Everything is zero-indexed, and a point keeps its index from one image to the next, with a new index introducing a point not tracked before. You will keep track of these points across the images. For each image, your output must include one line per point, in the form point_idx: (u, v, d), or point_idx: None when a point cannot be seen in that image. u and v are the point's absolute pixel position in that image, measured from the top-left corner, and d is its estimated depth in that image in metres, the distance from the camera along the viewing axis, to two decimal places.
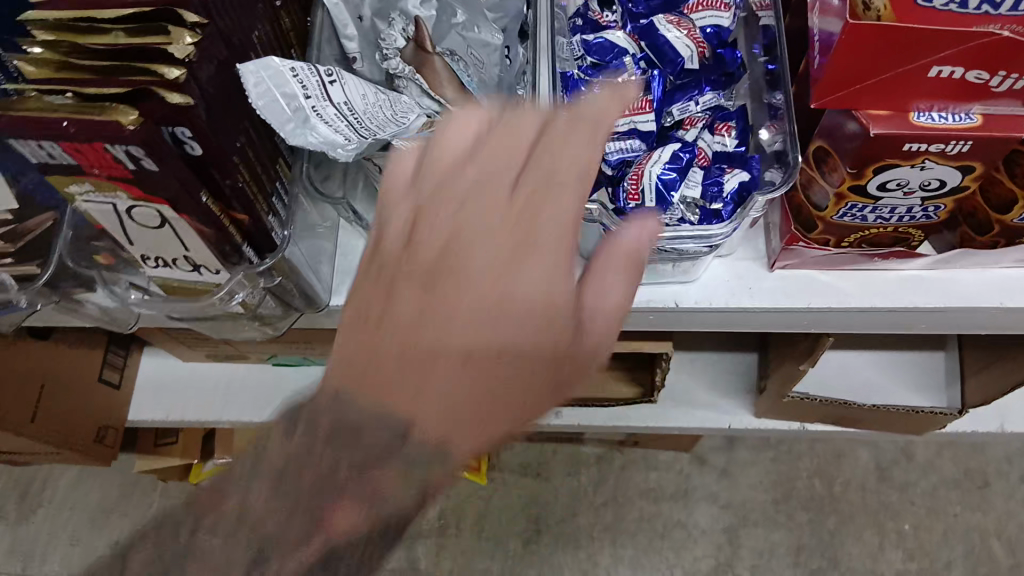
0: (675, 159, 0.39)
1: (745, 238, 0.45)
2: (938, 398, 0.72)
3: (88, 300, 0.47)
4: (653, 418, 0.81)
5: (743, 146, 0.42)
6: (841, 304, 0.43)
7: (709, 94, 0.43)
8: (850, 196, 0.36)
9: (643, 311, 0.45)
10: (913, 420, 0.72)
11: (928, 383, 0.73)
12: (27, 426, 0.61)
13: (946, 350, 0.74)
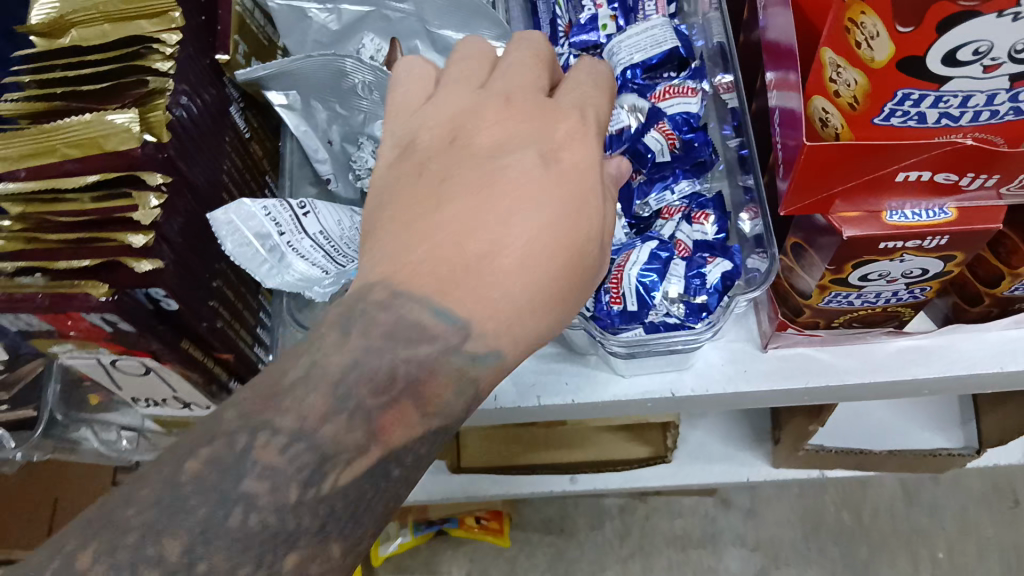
0: (653, 256, 0.39)
1: (736, 318, 0.45)
2: (955, 437, 0.71)
3: (84, 436, 0.47)
4: (673, 476, 0.79)
5: (724, 234, 0.41)
6: (840, 382, 0.42)
7: (683, 182, 0.43)
8: (834, 287, 0.35)
9: (640, 402, 0.44)
10: (933, 463, 0.71)
11: (944, 421, 0.72)
12: None
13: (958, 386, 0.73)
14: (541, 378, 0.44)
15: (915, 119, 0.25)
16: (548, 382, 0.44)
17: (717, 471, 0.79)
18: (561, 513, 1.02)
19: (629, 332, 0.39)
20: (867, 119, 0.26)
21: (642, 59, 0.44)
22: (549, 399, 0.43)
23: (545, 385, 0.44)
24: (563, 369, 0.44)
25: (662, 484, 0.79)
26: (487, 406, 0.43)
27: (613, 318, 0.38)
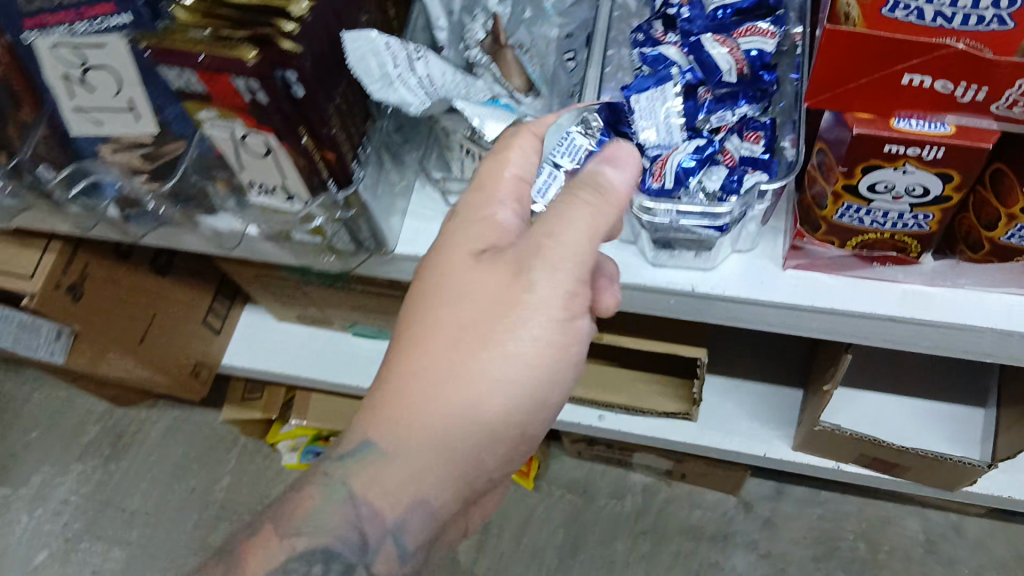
0: (698, 150, 0.45)
1: (766, 238, 0.50)
2: (969, 451, 0.73)
3: (203, 222, 0.56)
4: (694, 438, 0.84)
5: (769, 154, 0.47)
6: (842, 307, 0.47)
7: (745, 107, 0.48)
8: (846, 196, 0.41)
9: (664, 290, 0.50)
10: (945, 468, 0.73)
11: (962, 437, 0.74)
12: (136, 344, 0.81)
13: (987, 407, 0.75)
14: None
15: (915, 14, 0.33)
16: None
17: (738, 440, 0.84)
18: (586, 478, 1.24)
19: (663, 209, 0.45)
20: (877, 9, 0.33)
21: (733, 2, 0.50)
22: None
23: None
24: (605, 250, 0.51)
25: (686, 443, 0.84)
26: None
27: (653, 193, 0.45)
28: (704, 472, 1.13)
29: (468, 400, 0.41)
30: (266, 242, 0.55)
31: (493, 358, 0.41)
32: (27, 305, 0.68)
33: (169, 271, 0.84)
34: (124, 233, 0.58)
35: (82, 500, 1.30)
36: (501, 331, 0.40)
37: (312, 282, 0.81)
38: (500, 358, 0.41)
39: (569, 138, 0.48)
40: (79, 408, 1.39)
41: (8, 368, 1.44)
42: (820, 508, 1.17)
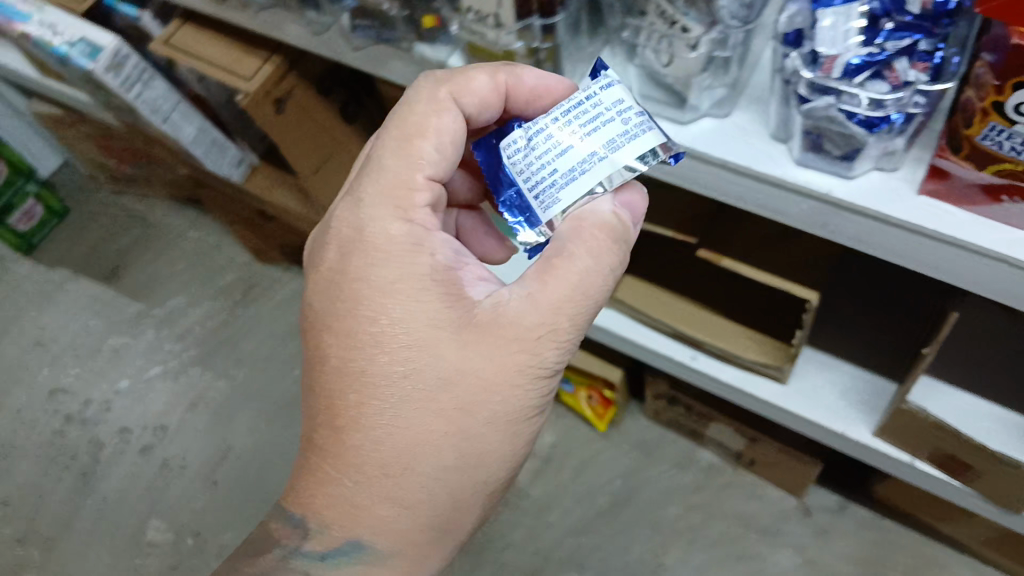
0: (868, 55, 0.48)
1: (910, 164, 0.54)
2: None
3: (417, 47, 0.65)
4: (777, 397, 0.88)
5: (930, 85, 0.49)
6: (959, 236, 0.51)
7: (922, 41, 0.49)
8: (993, 114, 0.45)
9: (800, 190, 0.55)
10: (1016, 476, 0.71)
11: None
12: (310, 173, 0.92)
13: None
14: (735, 142, 0.56)
15: None
16: (739, 147, 0.56)
17: (822, 412, 0.86)
18: (657, 440, 1.28)
19: (820, 99, 0.49)
20: None
21: None
22: (732, 157, 0.56)
23: (734, 149, 0.56)
24: (754, 144, 0.56)
25: (767, 399, 0.88)
26: (684, 141, 0.57)
27: (816, 84, 0.49)
28: (770, 462, 1.13)
29: (413, 451, 0.52)
30: (463, 77, 0.63)
31: (495, 427, 0.53)
32: (241, 101, 0.78)
33: (352, 121, 0.95)
34: (346, 44, 0.68)
35: (207, 333, 1.46)
36: (500, 400, 0.52)
37: None
38: (503, 417, 0.53)
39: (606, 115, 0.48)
40: (224, 255, 1.54)
41: (176, 207, 1.62)
42: (878, 534, 1.16)
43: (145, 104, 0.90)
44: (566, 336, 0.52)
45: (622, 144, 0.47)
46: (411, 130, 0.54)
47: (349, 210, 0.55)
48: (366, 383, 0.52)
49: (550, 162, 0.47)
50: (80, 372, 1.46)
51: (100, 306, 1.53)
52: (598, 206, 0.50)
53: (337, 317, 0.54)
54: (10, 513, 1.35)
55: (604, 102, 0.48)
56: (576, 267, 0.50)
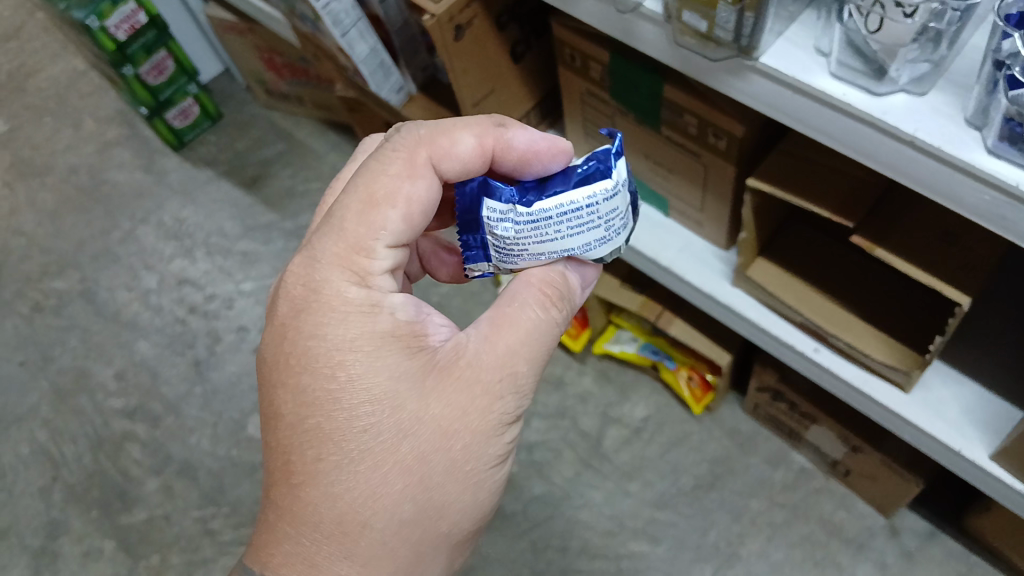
0: None
1: None
2: None
3: None
4: (897, 404, 0.85)
5: None
6: None
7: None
8: None
9: (988, 180, 0.53)
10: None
11: None
12: (471, 107, 0.94)
13: None
14: (928, 120, 0.55)
15: None
16: (930, 126, 0.55)
17: (940, 426, 0.83)
18: (751, 433, 1.27)
19: None
20: None
21: None
22: (922, 135, 0.55)
23: (926, 127, 0.55)
24: (947, 126, 0.55)
25: (885, 404, 0.85)
26: (873, 112, 0.56)
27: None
28: (868, 475, 1.11)
29: (380, 501, 0.55)
30: (657, 21, 0.65)
31: (458, 473, 0.57)
32: (426, 21, 0.81)
33: (519, 61, 0.97)
34: None
35: None
36: (462, 446, 0.56)
37: (626, 114, 0.92)
38: (465, 465, 0.57)
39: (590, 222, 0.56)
40: None
41: (320, 130, 1.68)
42: (966, 569, 1.13)
43: (329, 15, 0.94)
44: (523, 383, 0.58)
45: (596, 247, 0.58)
46: (379, 195, 0.56)
47: (303, 268, 0.58)
48: (326, 438, 0.55)
49: (527, 246, 0.57)
50: (208, 268, 1.54)
51: (235, 210, 1.61)
52: (550, 267, 0.60)
53: (291, 375, 0.56)
54: (127, 385, 1.45)
55: (601, 212, 0.55)
56: (528, 317, 0.58)
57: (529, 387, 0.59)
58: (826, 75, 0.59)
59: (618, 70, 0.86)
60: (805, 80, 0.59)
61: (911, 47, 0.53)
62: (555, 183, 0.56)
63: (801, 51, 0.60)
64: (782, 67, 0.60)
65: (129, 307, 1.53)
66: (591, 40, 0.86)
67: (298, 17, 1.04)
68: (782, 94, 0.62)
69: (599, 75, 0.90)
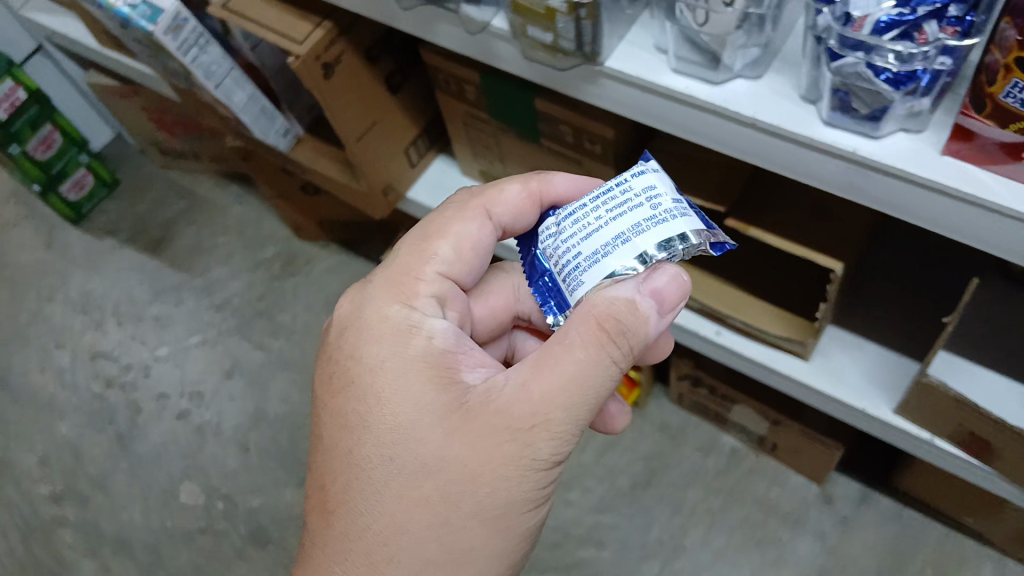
0: (900, 11, 0.48)
1: (935, 126, 0.55)
2: None
3: (462, 9, 0.67)
4: (801, 375, 0.88)
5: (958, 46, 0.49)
6: (985, 196, 0.52)
7: (953, 6, 0.49)
8: (1015, 70, 0.46)
9: (828, 149, 0.56)
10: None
11: None
12: (354, 142, 0.94)
13: None
14: (766, 102, 0.58)
15: None
16: (769, 107, 0.58)
17: (845, 390, 0.86)
18: (681, 425, 1.30)
19: (847, 57, 0.51)
20: None
21: None
22: (763, 116, 0.58)
23: (766, 108, 0.58)
24: (785, 105, 0.58)
25: (789, 376, 0.88)
26: (715, 100, 0.59)
27: (845, 40, 0.50)
28: (793, 447, 1.14)
29: (393, 540, 0.53)
30: (507, 38, 0.67)
31: (482, 518, 0.53)
32: (292, 63, 0.81)
33: (396, 92, 0.98)
34: (398, 4, 0.71)
35: (244, 305, 1.50)
36: (488, 491, 0.53)
37: (508, 131, 0.94)
38: (492, 511, 0.54)
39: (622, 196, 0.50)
40: (265, 230, 1.59)
41: (222, 184, 1.67)
42: (901, 526, 1.17)
43: (200, 68, 0.93)
44: (563, 430, 0.53)
45: (648, 226, 0.49)
46: (434, 230, 0.62)
47: (354, 298, 0.62)
48: (355, 465, 0.55)
49: (575, 248, 0.51)
50: (120, 337, 1.51)
51: (143, 275, 1.58)
52: (616, 293, 0.50)
53: (332, 396, 0.59)
54: (50, 468, 1.40)
55: (634, 188, 0.50)
56: (576, 355, 0.52)
57: (575, 435, 0.54)
58: (669, 72, 0.61)
59: (491, 90, 0.88)
60: (649, 79, 0.61)
61: (738, 37, 0.56)
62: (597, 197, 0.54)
63: (643, 52, 0.63)
64: (628, 69, 0.62)
65: (44, 387, 1.48)
66: (461, 64, 0.87)
67: (172, 74, 1.04)
68: (633, 92, 0.64)
69: (474, 96, 0.91)
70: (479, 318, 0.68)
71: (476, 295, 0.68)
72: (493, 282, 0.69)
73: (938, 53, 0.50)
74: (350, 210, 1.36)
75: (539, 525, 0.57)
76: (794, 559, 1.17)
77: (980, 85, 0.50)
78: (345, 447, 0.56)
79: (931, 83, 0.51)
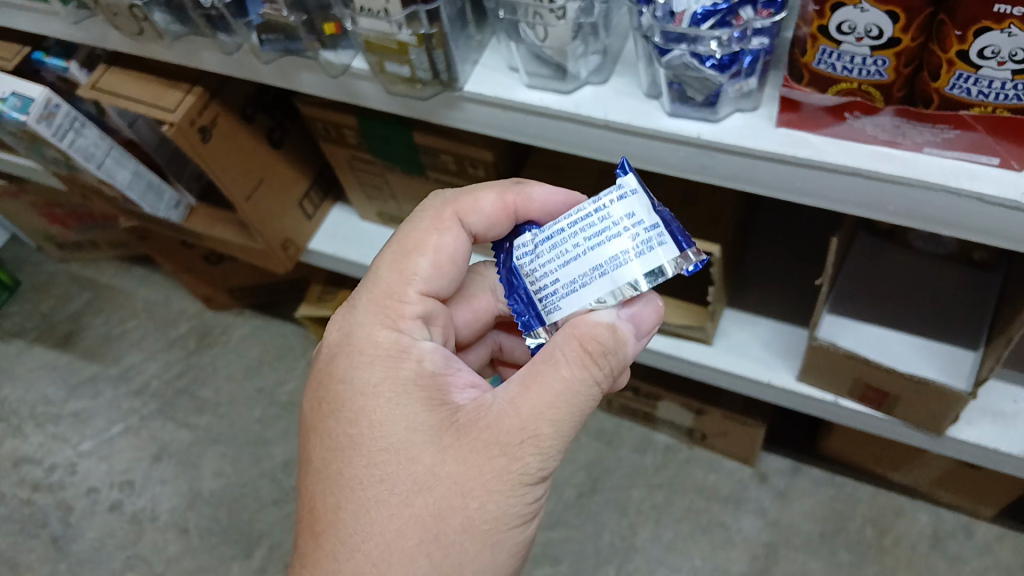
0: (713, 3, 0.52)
1: (768, 103, 0.60)
2: (958, 379, 0.77)
3: (321, 54, 0.69)
4: (708, 356, 0.91)
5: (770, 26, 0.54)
6: (820, 158, 0.56)
7: None
8: (821, 38, 0.51)
9: (674, 137, 0.61)
10: (928, 393, 0.76)
11: (954, 370, 0.78)
12: (244, 201, 0.95)
13: (978, 349, 0.79)
14: (614, 103, 0.62)
15: None
16: (617, 107, 0.62)
17: (749, 363, 0.90)
18: (614, 429, 1.33)
19: (674, 50, 0.55)
20: None
21: None
22: (613, 116, 0.62)
23: (614, 109, 0.62)
24: (631, 103, 0.62)
25: (697, 359, 0.92)
26: (569, 108, 0.63)
27: (669, 35, 0.54)
28: (721, 432, 1.18)
29: (383, 558, 0.53)
30: (368, 77, 0.69)
31: (472, 533, 0.54)
32: (167, 131, 0.82)
33: (279, 147, 1.00)
34: (258, 59, 0.74)
35: (164, 385, 1.48)
36: (478, 506, 0.54)
37: (394, 168, 0.96)
38: (483, 525, 0.54)
39: (597, 214, 0.51)
40: (175, 307, 1.58)
41: (124, 269, 1.66)
42: (835, 490, 1.21)
43: (79, 152, 0.93)
44: (549, 444, 0.54)
45: (626, 259, 0.50)
46: (411, 247, 0.62)
47: (343, 322, 0.63)
48: (345, 486, 0.56)
49: (554, 273, 0.53)
50: (40, 439, 1.46)
51: (55, 372, 1.54)
52: (598, 318, 0.53)
53: (321, 419, 0.59)
54: None
55: (613, 215, 0.51)
56: (562, 375, 0.53)
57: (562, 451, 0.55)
58: (523, 88, 0.65)
59: (369, 130, 0.90)
60: (506, 96, 0.65)
61: (578, 45, 0.59)
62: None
63: (497, 72, 0.66)
64: (485, 90, 0.66)
65: None
66: (335, 110, 0.90)
67: (52, 162, 1.03)
68: (494, 112, 0.68)
69: (355, 139, 0.94)
70: (463, 324, 0.70)
71: (459, 303, 0.70)
72: (474, 286, 0.71)
73: (752, 35, 0.54)
74: (257, 274, 1.37)
75: (528, 540, 0.58)
76: (740, 538, 1.20)
77: (795, 57, 0.54)
78: (335, 469, 0.57)
79: (751, 62, 0.56)
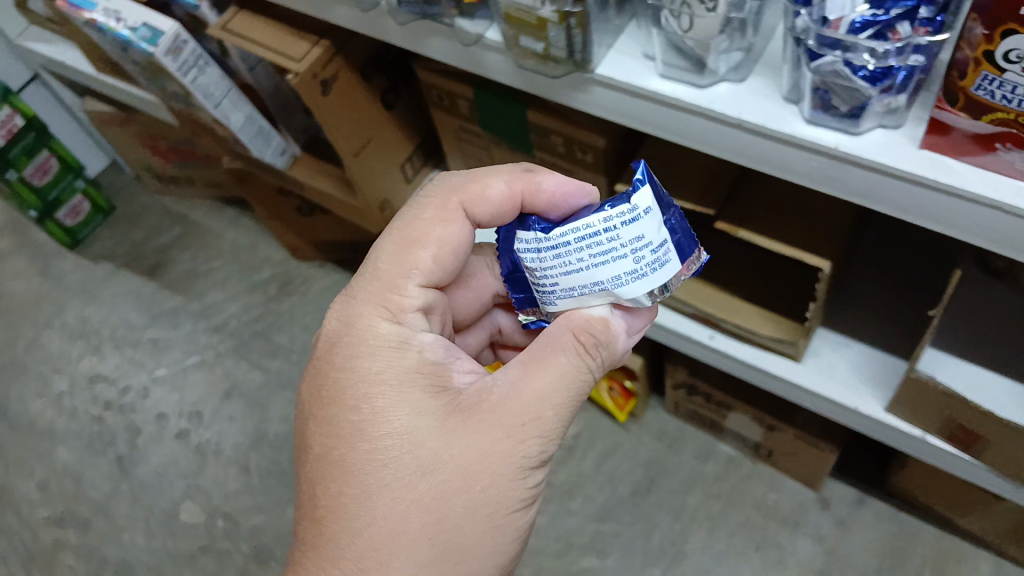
0: (873, 14, 0.50)
1: (912, 122, 0.58)
2: None
3: (457, 21, 0.69)
4: (793, 373, 0.90)
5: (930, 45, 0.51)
6: (959, 186, 0.54)
7: (924, 7, 0.50)
8: (984, 63, 0.49)
9: (808, 146, 0.59)
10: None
11: None
12: (351, 157, 0.96)
13: None
14: (750, 103, 0.61)
15: None
16: (752, 108, 0.61)
17: (835, 386, 0.88)
18: (677, 432, 1.31)
19: (827, 55, 0.53)
20: None
21: None
22: (747, 116, 0.60)
23: (749, 108, 0.61)
24: (768, 104, 0.61)
25: (782, 376, 0.90)
26: (701, 103, 0.62)
27: (823, 40, 0.52)
28: (789, 452, 1.16)
29: (390, 546, 0.54)
30: (500, 49, 0.69)
31: (477, 517, 0.55)
32: (290, 80, 0.84)
33: (391, 108, 1.01)
34: (392, 20, 0.74)
35: (241, 326, 1.52)
36: (482, 488, 0.55)
37: (500, 143, 0.96)
38: (487, 508, 0.55)
39: (606, 236, 0.51)
40: (261, 252, 1.61)
41: (216, 209, 1.70)
42: (898, 527, 1.18)
43: (198, 89, 0.95)
44: (550, 428, 0.56)
45: (628, 280, 0.52)
46: (413, 238, 0.61)
47: (340, 312, 0.62)
48: (347, 473, 0.56)
49: (555, 279, 0.54)
50: (119, 361, 1.52)
51: (139, 300, 1.59)
52: (592, 312, 0.56)
53: (322, 408, 0.59)
54: (50, 493, 1.39)
55: (623, 238, 0.50)
56: (559, 360, 0.56)
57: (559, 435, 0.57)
58: (656, 77, 0.64)
59: (483, 103, 0.90)
60: (637, 83, 0.64)
61: (722, 41, 0.58)
62: (583, 214, 0.53)
63: (632, 59, 0.66)
64: (617, 75, 0.65)
65: (42, 414, 1.48)
66: (454, 78, 0.90)
67: (170, 96, 1.06)
68: (621, 98, 0.67)
69: (466, 110, 0.94)
70: (460, 305, 0.70)
71: (457, 284, 0.70)
72: (473, 268, 0.71)
73: (911, 50, 0.52)
74: (345, 230, 1.39)
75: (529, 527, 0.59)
76: (793, 561, 1.18)
77: (953, 79, 0.52)
78: (337, 458, 0.56)
79: (906, 76, 0.53)
